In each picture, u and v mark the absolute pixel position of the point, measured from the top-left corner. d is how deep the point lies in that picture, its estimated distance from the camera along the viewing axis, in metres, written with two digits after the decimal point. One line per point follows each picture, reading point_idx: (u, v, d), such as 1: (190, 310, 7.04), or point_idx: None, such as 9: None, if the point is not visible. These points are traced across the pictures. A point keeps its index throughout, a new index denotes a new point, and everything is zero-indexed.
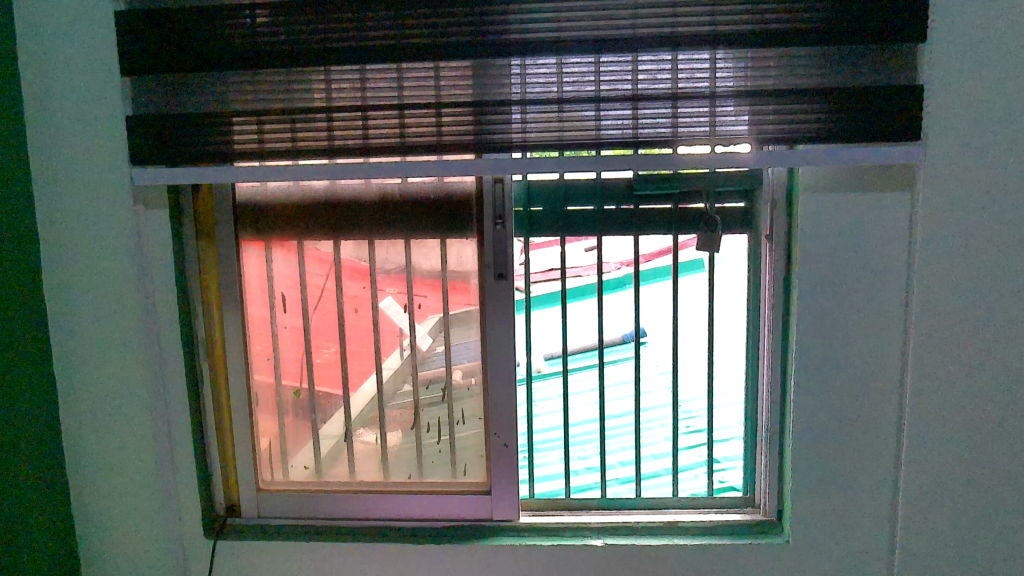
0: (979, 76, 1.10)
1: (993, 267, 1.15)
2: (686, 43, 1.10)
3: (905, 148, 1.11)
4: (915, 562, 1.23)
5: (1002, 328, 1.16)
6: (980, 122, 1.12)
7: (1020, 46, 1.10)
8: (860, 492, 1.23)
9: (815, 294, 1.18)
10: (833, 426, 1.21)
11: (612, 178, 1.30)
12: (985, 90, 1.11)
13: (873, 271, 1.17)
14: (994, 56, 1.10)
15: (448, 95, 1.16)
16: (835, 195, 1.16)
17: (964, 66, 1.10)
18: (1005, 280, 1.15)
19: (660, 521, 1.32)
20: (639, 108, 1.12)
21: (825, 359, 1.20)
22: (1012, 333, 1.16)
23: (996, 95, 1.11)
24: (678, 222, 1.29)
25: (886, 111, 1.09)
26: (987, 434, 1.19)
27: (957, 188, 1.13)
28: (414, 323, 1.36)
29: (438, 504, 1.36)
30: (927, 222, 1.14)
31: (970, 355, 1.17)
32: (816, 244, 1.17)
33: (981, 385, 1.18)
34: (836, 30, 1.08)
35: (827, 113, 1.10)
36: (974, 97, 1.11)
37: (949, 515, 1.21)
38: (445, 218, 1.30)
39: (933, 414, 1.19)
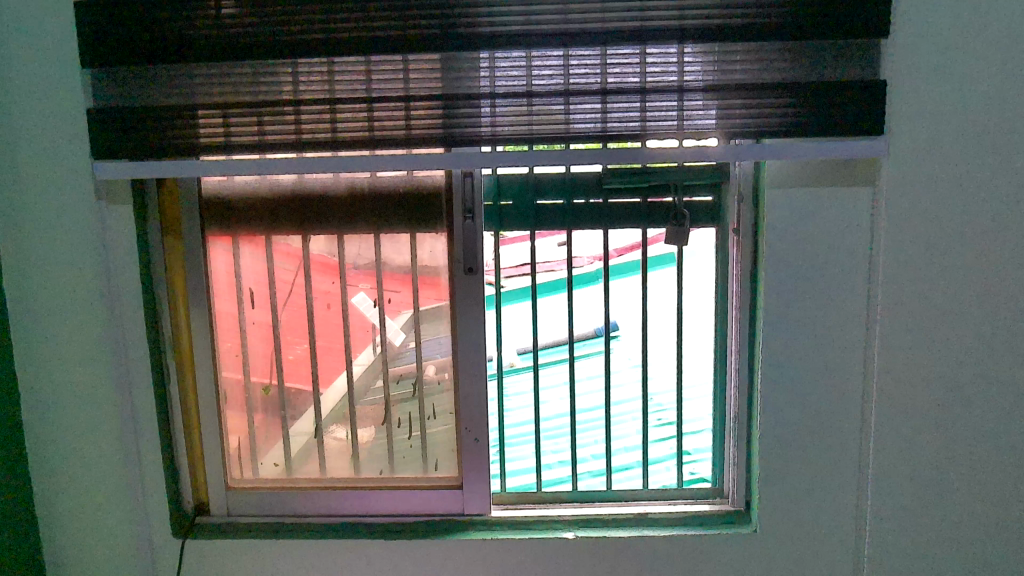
0: (941, 74, 1.12)
1: (953, 261, 1.17)
2: (654, 38, 1.10)
3: (868, 143, 1.13)
4: (879, 549, 1.25)
5: (961, 321, 1.19)
6: (939, 119, 1.14)
7: (978, 44, 1.12)
8: (827, 483, 1.25)
9: (782, 287, 1.20)
10: (802, 417, 1.23)
11: (582, 172, 1.30)
12: (944, 87, 1.13)
13: (837, 264, 1.18)
14: (952, 54, 1.12)
15: (417, 89, 1.15)
16: (801, 189, 1.17)
17: (926, 62, 1.12)
18: (964, 273, 1.18)
19: (630, 513, 1.33)
20: (608, 102, 1.13)
21: (794, 352, 1.21)
22: (970, 326, 1.19)
23: (954, 92, 1.13)
24: (647, 216, 1.30)
25: (848, 107, 1.11)
26: (947, 424, 1.22)
27: (917, 184, 1.15)
28: (386, 319, 1.35)
29: (411, 500, 1.36)
30: (890, 218, 1.16)
31: (930, 348, 1.20)
32: (783, 239, 1.18)
33: (943, 376, 1.20)
34: (800, 26, 1.09)
35: (793, 108, 1.11)
36: (934, 95, 1.13)
37: (911, 504, 1.24)
38: (415, 213, 1.29)
39: (903, 403, 1.21)
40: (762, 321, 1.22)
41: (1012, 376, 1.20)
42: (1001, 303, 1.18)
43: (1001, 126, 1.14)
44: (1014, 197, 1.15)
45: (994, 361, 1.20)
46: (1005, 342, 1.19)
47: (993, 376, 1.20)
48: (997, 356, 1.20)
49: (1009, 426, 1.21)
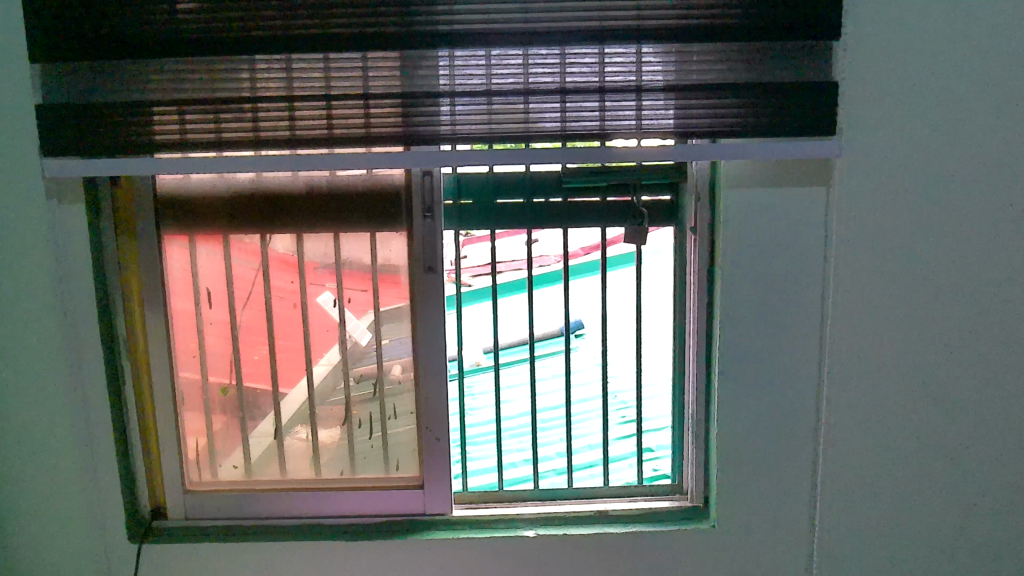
0: (891, 76, 1.15)
1: (903, 259, 1.20)
2: (612, 38, 1.11)
3: (821, 143, 1.14)
4: (835, 542, 1.28)
5: (911, 317, 1.22)
6: (889, 120, 1.16)
7: (926, 46, 1.14)
8: (783, 478, 1.26)
9: (739, 286, 1.21)
10: (759, 413, 1.25)
11: (541, 171, 1.30)
12: (894, 89, 1.15)
13: (791, 263, 1.20)
14: (902, 56, 1.14)
15: (376, 87, 1.14)
16: (757, 189, 1.18)
17: (877, 64, 1.14)
18: (914, 271, 1.20)
19: (591, 511, 1.33)
20: (568, 101, 1.13)
21: (751, 349, 1.23)
22: (919, 322, 1.22)
23: (903, 93, 1.15)
24: (606, 215, 1.31)
25: (802, 107, 1.12)
26: (898, 418, 1.24)
27: (868, 183, 1.18)
28: (349, 318, 1.34)
29: (372, 500, 1.35)
30: (843, 217, 1.19)
31: (882, 344, 1.22)
32: (739, 237, 1.20)
33: (894, 371, 1.23)
34: (754, 28, 1.11)
35: (749, 108, 1.13)
36: (884, 96, 1.15)
37: (864, 497, 1.26)
38: (375, 211, 1.28)
39: (856, 399, 1.24)
40: (719, 319, 1.23)
41: (960, 371, 1.23)
42: (949, 300, 1.21)
43: (949, 127, 1.16)
44: (961, 197, 1.18)
45: (943, 357, 1.23)
46: (953, 338, 1.22)
47: (942, 371, 1.23)
48: (946, 352, 1.23)
49: (957, 420, 1.24)
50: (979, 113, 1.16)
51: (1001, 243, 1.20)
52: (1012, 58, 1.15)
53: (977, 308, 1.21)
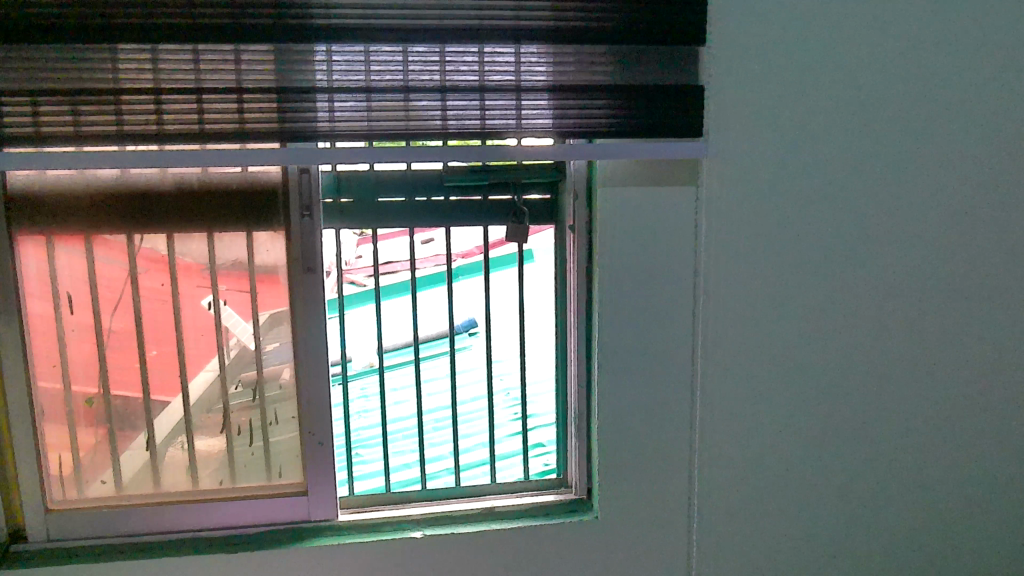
0: (753, 81, 1.21)
1: (767, 255, 1.27)
2: (491, 37, 1.12)
3: (689, 144, 1.18)
4: (710, 526, 1.34)
5: (775, 310, 1.29)
6: (752, 123, 1.22)
7: (784, 54, 1.21)
8: (662, 467, 1.31)
9: (617, 282, 1.24)
10: (638, 405, 1.29)
11: (423, 168, 1.30)
12: (756, 93, 1.21)
13: (666, 259, 1.24)
14: (762, 62, 1.21)
15: (250, 81, 1.10)
16: (632, 188, 1.22)
17: (739, 70, 1.20)
18: (777, 266, 1.27)
19: (477, 509, 1.34)
20: (448, 99, 1.13)
21: (629, 344, 1.27)
22: (783, 314, 1.29)
23: (764, 98, 1.22)
24: (488, 213, 1.32)
25: (671, 109, 1.17)
26: (765, 406, 1.31)
27: (734, 183, 1.24)
28: (234, 322, 1.29)
29: (252, 510, 1.30)
30: (711, 215, 1.24)
31: (749, 336, 1.29)
32: (616, 235, 1.23)
33: (760, 361, 1.30)
34: (626, 31, 1.14)
35: (622, 110, 1.16)
36: (747, 100, 1.21)
37: (736, 481, 1.33)
38: (249, 209, 1.24)
39: (726, 388, 1.30)
40: (598, 314, 1.26)
41: (821, 360, 1.31)
42: (808, 293, 1.29)
43: (805, 130, 1.24)
44: (818, 196, 1.26)
45: (806, 347, 1.30)
46: (813, 330, 1.30)
47: (803, 360, 1.31)
48: (808, 342, 1.30)
49: (818, 406, 1.33)
50: (833, 117, 1.24)
51: (854, 240, 1.28)
52: (861, 67, 1.23)
53: (834, 301, 1.30)
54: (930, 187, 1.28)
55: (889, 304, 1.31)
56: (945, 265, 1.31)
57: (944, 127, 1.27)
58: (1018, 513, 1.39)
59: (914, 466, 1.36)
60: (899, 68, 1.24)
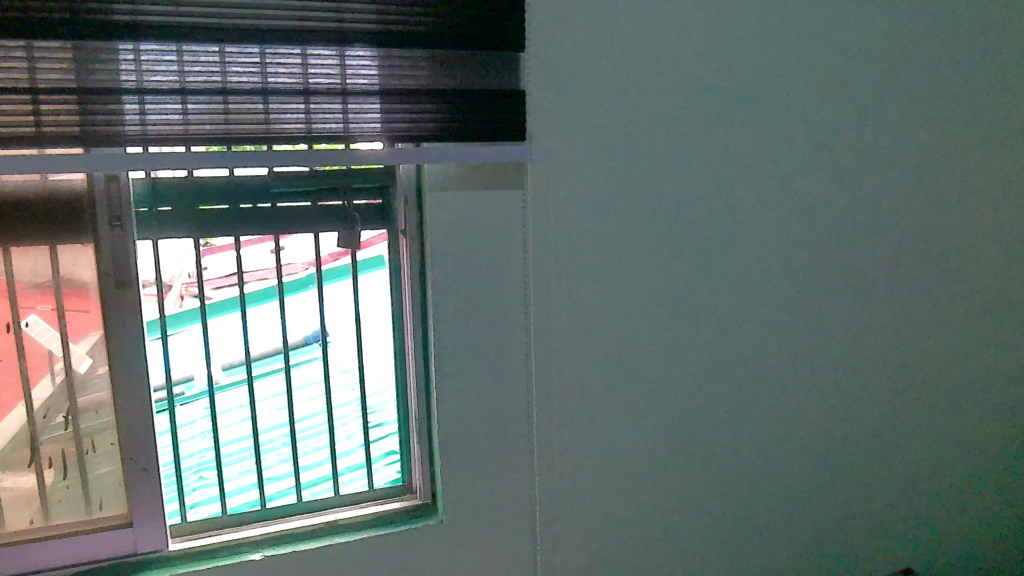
0: (573, 86, 1.25)
1: (593, 252, 1.32)
2: (314, 40, 1.08)
3: (514, 146, 1.21)
4: (552, 517, 1.38)
5: (603, 305, 1.34)
6: (574, 126, 1.27)
7: (601, 59, 1.26)
8: (504, 464, 1.33)
9: (452, 285, 1.24)
10: (478, 408, 1.30)
11: (245, 174, 1.25)
12: (576, 97, 1.26)
13: (499, 260, 1.26)
14: (581, 67, 1.25)
15: (44, 81, 1.00)
16: (463, 191, 1.22)
17: (560, 74, 1.24)
18: (603, 262, 1.33)
19: (319, 524, 1.29)
20: (271, 102, 1.09)
21: (467, 345, 1.27)
22: (610, 308, 1.35)
23: (585, 101, 1.27)
24: (318, 219, 1.28)
25: (497, 112, 1.19)
26: (597, 397, 1.37)
27: (560, 184, 1.28)
28: (50, 345, 1.29)
29: (65, 549, 1.17)
30: (540, 215, 1.27)
31: (580, 331, 1.34)
32: (449, 238, 1.22)
33: (591, 354, 1.35)
34: (449, 35, 1.15)
35: (448, 113, 1.17)
36: (568, 104, 1.26)
37: (574, 471, 1.38)
38: (48, 219, 1.14)
39: (563, 386, 1.34)
40: (433, 318, 1.25)
41: (647, 352, 1.39)
42: (632, 288, 1.36)
43: (623, 133, 1.30)
44: (637, 194, 1.33)
45: (633, 341, 1.38)
46: (638, 321, 1.38)
47: (629, 350, 1.38)
48: (635, 336, 1.38)
49: (645, 393, 1.41)
50: (650, 125, 1.32)
51: (671, 236, 1.37)
52: (672, 75, 1.31)
53: (655, 293, 1.38)
54: (734, 185, 1.39)
55: (706, 300, 1.42)
56: (751, 262, 1.43)
57: (746, 135, 1.38)
58: (812, 474, 1.56)
59: (728, 447, 1.49)
60: (707, 81, 1.34)
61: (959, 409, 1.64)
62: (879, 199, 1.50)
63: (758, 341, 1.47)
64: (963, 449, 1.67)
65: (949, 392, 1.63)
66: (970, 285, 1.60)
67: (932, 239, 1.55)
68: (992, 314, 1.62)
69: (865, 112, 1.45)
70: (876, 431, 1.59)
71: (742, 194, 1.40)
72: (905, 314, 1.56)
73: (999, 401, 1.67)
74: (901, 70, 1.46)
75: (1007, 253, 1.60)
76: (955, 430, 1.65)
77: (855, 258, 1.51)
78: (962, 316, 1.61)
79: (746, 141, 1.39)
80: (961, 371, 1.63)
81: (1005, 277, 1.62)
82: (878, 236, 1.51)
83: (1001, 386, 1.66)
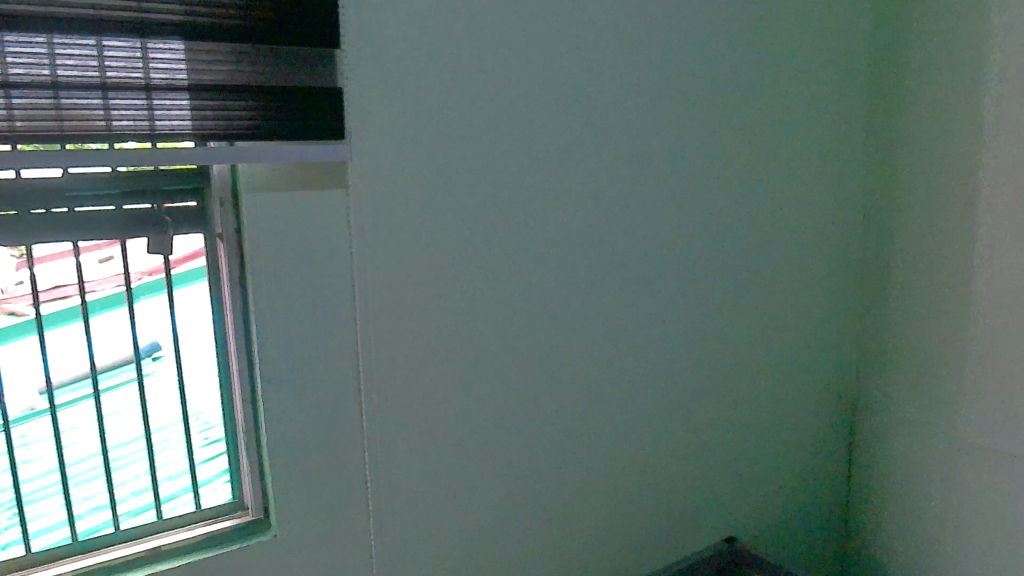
0: (393, 81, 1.23)
1: (422, 249, 1.31)
2: (108, 30, 0.99)
3: (332, 146, 1.17)
4: (392, 518, 1.36)
5: (434, 301, 1.34)
6: (397, 122, 1.24)
7: (420, 54, 1.24)
8: (339, 471, 1.29)
9: (274, 288, 1.19)
10: (310, 416, 1.25)
11: (36, 176, 1.11)
12: (397, 92, 1.23)
13: (324, 261, 1.22)
14: (400, 62, 1.23)
15: None
16: (283, 190, 1.17)
17: (379, 69, 1.21)
18: (432, 260, 1.32)
19: (138, 552, 1.20)
20: (62, 98, 1.00)
21: (293, 351, 1.22)
22: (441, 305, 1.35)
23: (406, 97, 1.24)
24: (124, 223, 1.18)
25: (314, 110, 1.15)
26: (432, 394, 1.36)
27: (384, 182, 1.25)
28: None
29: None
30: (366, 214, 1.24)
31: (412, 330, 1.32)
32: (269, 240, 1.17)
33: (424, 351, 1.34)
34: (260, 29, 1.09)
35: (262, 111, 1.12)
36: (390, 99, 1.23)
37: (412, 470, 1.37)
38: None
39: (397, 390, 1.32)
40: (255, 325, 1.20)
41: (480, 347, 1.40)
42: (463, 284, 1.36)
43: (447, 129, 1.29)
44: (464, 191, 1.33)
45: (466, 336, 1.38)
46: (471, 317, 1.38)
47: (462, 346, 1.38)
48: (468, 331, 1.38)
49: (480, 387, 1.42)
50: (475, 125, 1.31)
51: (499, 231, 1.38)
52: (494, 71, 1.32)
53: (486, 288, 1.39)
54: (560, 179, 1.42)
55: (538, 297, 1.44)
56: (578, 260, 1.47)
57: (568, 133, 1.41)
58: (641, 454, 1.65)
59: (563, 434, 1.53)
60: (529, 77, 1.35)
61: (766, 388, 1.79)
62: (697, 191, 1.58)
63: (587, 337, 1.51)
64: (774, 411, 1.81)
65: (756, 375, 1.75)
66: (773, 274, 1.73)
67: (742, 225, 1.66)
68: (793, 301, 1.77)
69: (680, 108, 1.52)
70: (694, 414, 1.69)
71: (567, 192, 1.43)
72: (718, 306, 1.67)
73: (799, 380, 1.83)
74: (713, 75, 1.54)
75: (804, 244, 1.75)
76: (765, 397, 1.79)
77: (674, 253, 1.59)
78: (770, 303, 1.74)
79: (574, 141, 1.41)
80: (769, 344, 1.77)
81: (803, 268, 1.77)
82: (694, 233, 1.59)
83: (801, 367, 1.82)
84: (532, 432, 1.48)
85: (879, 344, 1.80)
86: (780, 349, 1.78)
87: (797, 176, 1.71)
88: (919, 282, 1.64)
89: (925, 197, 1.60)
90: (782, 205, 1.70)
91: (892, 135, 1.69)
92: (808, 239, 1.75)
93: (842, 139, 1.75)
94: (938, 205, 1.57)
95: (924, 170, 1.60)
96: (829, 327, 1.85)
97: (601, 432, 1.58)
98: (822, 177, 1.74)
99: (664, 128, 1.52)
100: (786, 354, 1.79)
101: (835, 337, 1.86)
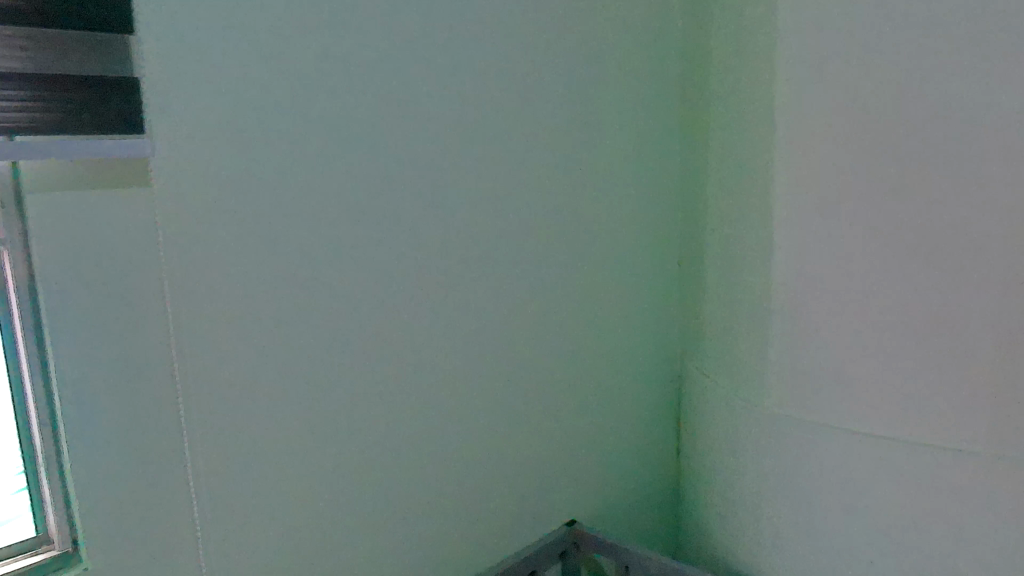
0: (193, 72, 1.14)
1: (236, 251, 1.22)
2: None
3: (126, 141, 1.10)
4: (219, 539, 1.26)
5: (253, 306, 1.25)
6: (200, 115, 1.16)
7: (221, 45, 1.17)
8: (153, 492, 1.19)
9: (65, 298, 1.07)
10: (110, 441, 1.14)
11: None
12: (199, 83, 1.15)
13: (122, 266, 1.12)
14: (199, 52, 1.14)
15: None
16: (71, 189, 1.07)
17: (176, 59, 1.12)
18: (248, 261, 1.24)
19: None
20: None
21: (91, 366, 1.11)
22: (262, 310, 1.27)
23: (207, 89, 1.16)
24: None
25: (103, 103, 1.07)
26: (255, 404, 1.28)
27: (190, 179, 1.16)
28: None
29: None
30: (170, 215, 1.15)
31: (228, 337, 1.23)
32: (57, 244, 1.06)
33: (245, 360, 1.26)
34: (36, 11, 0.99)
35: (42, 102, 1.01)
36: (191, 91, 1.14)
37: (238, 487, 1.27)
38: None
39: (209, 405, 1.22)
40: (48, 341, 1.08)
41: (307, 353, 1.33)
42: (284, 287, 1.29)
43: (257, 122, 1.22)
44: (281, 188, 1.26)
45: (291, 341, 1.31)
46: (296, 320, 1.31)
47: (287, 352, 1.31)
48: (293, 336, 1.31)
49: (311, 393, 1.35)
50: (286, 116, 1.25)
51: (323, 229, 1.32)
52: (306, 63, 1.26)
53: (311, 289, 1.32)
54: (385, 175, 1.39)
55: (364, 298, 1.39)
56: (396, 257, 1.42)
57: (387, 129, 1.38)
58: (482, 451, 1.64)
59: (401, 436, 1.49)
60: (342, 70, 1.30)
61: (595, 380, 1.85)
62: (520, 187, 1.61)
63: (410, 336, 1.47)
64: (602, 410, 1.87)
65: (578, 364, 1.79)
66: (588, 264, 1.77)
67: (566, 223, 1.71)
68: (611, 291, 1.83)
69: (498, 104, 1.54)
70: (527, 410, 1.71)
71: (388, 188, 1.39)
72: (539, 299, 1.69)
73: (621, 366, 1.89)
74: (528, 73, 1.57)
75: (618, 234, 1.81)
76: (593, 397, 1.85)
77: (502, 248, 1.60)
78: (585, 292, 1.78)
79: (389, 133, 1.38)
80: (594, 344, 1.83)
81: (618, 257, 1.83)
82: (514, 227, 1.61)
83: (620, 353, 1.89)
84: (361, 440, 1.42)
85: (693, 331, 1.88)
86: (601, 337, 1.83)
87: (610, 168, 1.76)
88: (722, 270, 1.72)
89: (727, 189, 1.66)
90: (594, 197, 1.74)
91: (697, 127, 1.78)
92: (623, 229, 1.82)
93: (652, 131, 1.83)
94: (738, 202, 1.62)
95: (722, 164, 1.68)
96: (646, 314, 1.93)
97: (432, 435, 1.54)
98: (633, 169, 1.81)
99: (485, 122, 1.52)
100: (606, 342, 1.85)
101: (653, 324, 1.94)
